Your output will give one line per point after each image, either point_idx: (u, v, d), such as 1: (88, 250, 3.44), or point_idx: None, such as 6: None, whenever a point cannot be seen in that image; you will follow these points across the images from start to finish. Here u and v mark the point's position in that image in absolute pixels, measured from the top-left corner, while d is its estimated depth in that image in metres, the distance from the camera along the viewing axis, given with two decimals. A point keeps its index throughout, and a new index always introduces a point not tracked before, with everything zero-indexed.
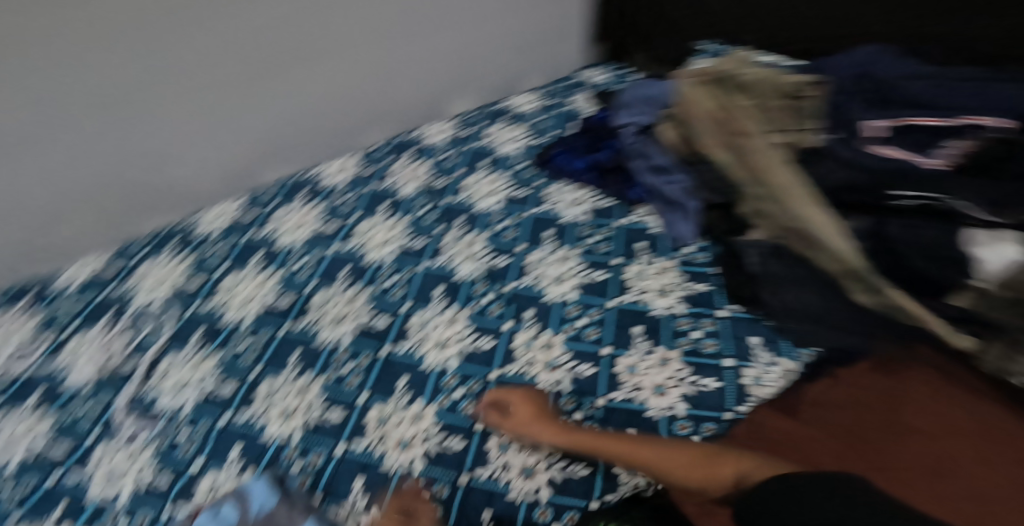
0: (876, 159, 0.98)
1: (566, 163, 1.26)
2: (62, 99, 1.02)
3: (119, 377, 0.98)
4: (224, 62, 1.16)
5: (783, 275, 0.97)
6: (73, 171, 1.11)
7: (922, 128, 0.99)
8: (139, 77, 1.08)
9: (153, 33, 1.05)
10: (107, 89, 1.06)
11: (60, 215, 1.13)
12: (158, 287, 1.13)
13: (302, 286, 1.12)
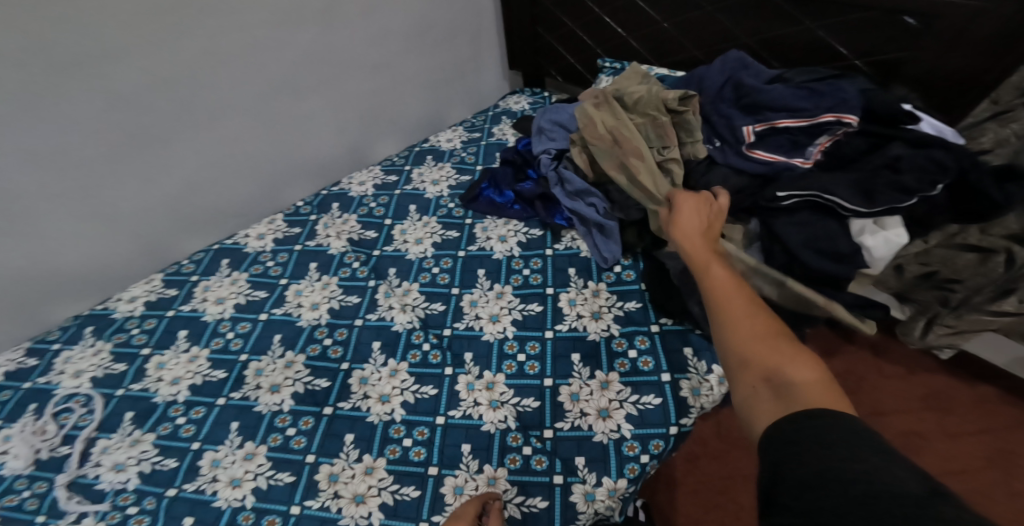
0: (755, 165, 1.01)
1: (492, 200, 1.26)
2: None
3: (52, 469, 0.96)
4: (101, 143, 1.07)
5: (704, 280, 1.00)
6: None
7: (791, 128, 1.00)
8: (21, 163, 1.01)
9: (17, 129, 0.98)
10: None
11: None
12: (83, 376, 1.08)
13: (240, 350, 1.09)
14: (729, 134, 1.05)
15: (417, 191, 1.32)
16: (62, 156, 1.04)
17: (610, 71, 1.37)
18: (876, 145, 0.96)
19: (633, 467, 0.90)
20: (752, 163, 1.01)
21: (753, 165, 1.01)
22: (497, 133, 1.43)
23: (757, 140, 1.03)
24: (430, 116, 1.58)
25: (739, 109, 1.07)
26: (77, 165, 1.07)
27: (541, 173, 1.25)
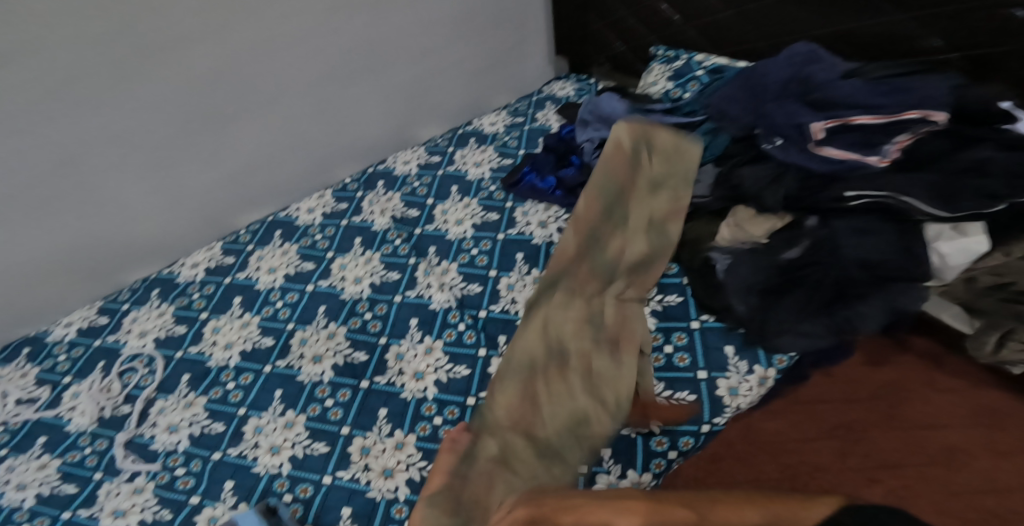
0: (829, 162, 0.94)
1: (533, 184, 1.24)
2: (22, 175, 1.05)
3: (116, 422, 1.04)
4: (170, 121, 1.15)
5: (745, 274, 0.96)
6: (53, 229, 1.14)
7: (868, 125, 0.93)
8: (98, 136, 1.09)
9: (95, 103, 1.06)
10: (62, 150, 1.07)
11: (47, 269, 1.16)
12: (147, 338, 1.16)
13: (287, 320, 1.14)
14: (794, 130, 0.98)
15: (461, 173, 1.32)
16: (135, 133, 1.12)
17: (664, 59, 1.35)
18: (960, 146, 0.88)
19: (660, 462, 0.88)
20: (821, 161, 0.94)
21: (822, 163, 0.94)
22: (541, 118, 1.41)
23: (828, 137, 0.95)
24: (475, 102, 1.58)
25: (805, 105, 0.99)
26: (149, 142, 1.15)
27: (584, 161, 1.22)
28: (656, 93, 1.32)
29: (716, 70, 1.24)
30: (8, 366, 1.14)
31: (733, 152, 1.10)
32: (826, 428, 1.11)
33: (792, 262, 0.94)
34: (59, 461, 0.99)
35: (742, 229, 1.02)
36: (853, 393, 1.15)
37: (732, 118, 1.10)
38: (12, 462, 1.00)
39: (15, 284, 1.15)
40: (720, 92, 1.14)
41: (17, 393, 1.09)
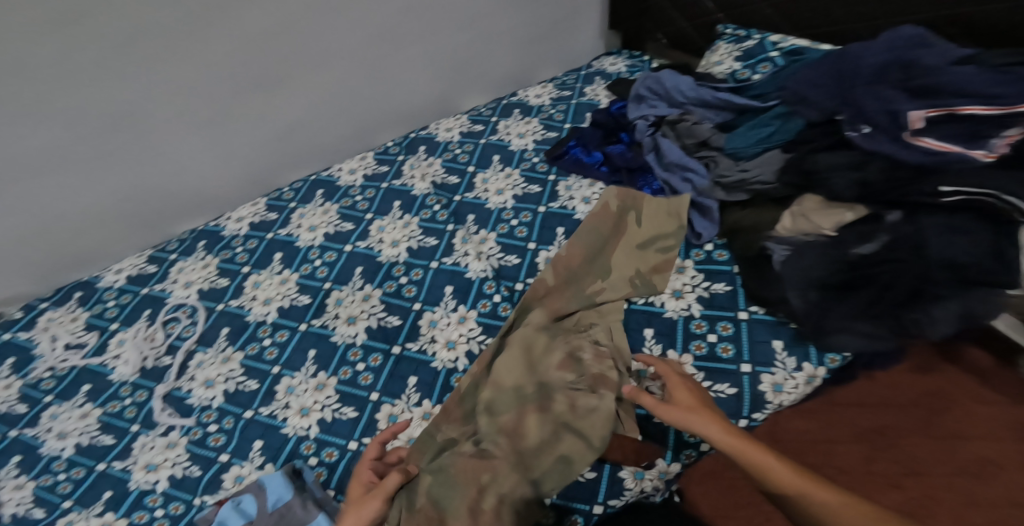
0: (923, 154, 0.88)
1: (579, 158, 1.20)
2: (80, 127, 1.06)
3: (157, 371, 1.06)
4: (227, 82, 1.15)
5: (807, 264, 0.93)
6: (106, 180, 1.15)
7: (977, 117, 0.86)
8: (155, 90, 1.09)
9: (154, 58, 1.06)
10: (123, 106, 1.08)
11: (98, 218, 1.18)
12: (192, 288, 1.17)
13: (325, 278, 1.14)
14: (888, 119, 0.92)
15: (505, 142, 1.29)
16: (190, 91, 1.13)
17: (733, 38, 1.27)
18: None
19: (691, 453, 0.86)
20: (915, 152, 0.89)
21: (917, 155, 0.89)
22: (590, 92, 1.36)
23: (926, 128, 0.89)
24: (520, 72, 1.53)
25: (903, 92, 0.93)
26: (205, 103, 1.16)
27: (635, 138, 1.21)
28: (720, 73, 1.24)
29: (793, 52, 1.15)
30: (59, 309, 1.17)
31: (805, 139, 1.03)
32: (857, 430, 1.00)
33: (866, 258, 0.90)
34: (100, 410, 1.02)
35: (807, 218, 0.98)
36: (895, 399, 1.04)
37: (811, 103, 1.02)
38: (58, 406, 1.03)
39: (68, 233, 1.17)
40: (801, 74, 1.05)
41: (67, 335, 1.12)
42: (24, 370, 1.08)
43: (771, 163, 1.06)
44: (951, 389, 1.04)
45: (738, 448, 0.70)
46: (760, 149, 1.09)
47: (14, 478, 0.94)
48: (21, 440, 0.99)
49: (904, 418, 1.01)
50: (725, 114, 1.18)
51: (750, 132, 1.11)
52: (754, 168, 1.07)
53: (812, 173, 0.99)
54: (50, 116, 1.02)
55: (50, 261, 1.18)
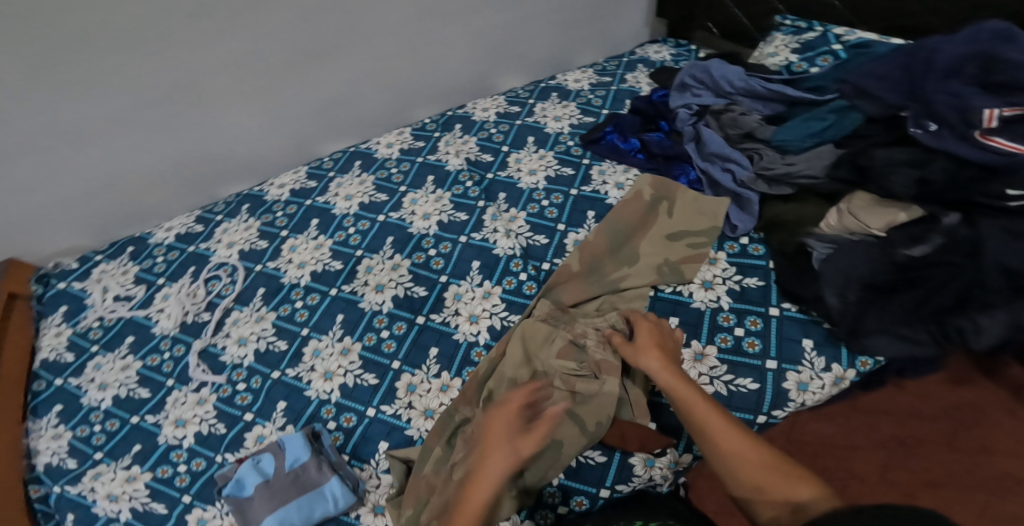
0: (993, 155, 0.81)
1: (614, 144, 1.18)
2: (141, 97, 1.09)
3: (193, 328, 1.10)
4: (280, 52, 1.15)
5: (851, 262, 0.88)
6: (155, 147, 1.17)
7: None
8: (213, 61, 1.11)
9: (216, 30, 1.07)
10: (182, 76, 1.10)
11: (148, 181, 1.21)
12: (233, 249, 1.19)
13: (358, 246, 1.15)
14: (958, 115, 0.85)
15: (541, 124, 1.28)
16: (247, 62, 1.14)
17: (791, 30, 1.22)
18: None
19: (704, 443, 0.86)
20: (984, 152, 0.82)
21: (986, 155, 0.82)
22: (630, 79, 1.34)
23: (1001, 126, 0.82)
24: (559, 56, 1.51)
25: (979, 88, 0.86)
26: (258, 70, 1.16)
27: (674, 127, 1.18)
28: (774, 64, 1.19)
29: (859, 45, 1.10)
30: (112, 263, 1.21)
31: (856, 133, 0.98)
32: (878, 438, 0.93)
33: (916, 260, 0.84)
34: (140, 363, 1.07)
35: (855, 217, 0.92)
36: (924, 410, 0.95)
37: (874, 96, 0.95)
38: (100, 357, 1.08)
39: (120, 196, 1.21)
40: (867, 65, 0.98)
41: (113, 289, 1.17)
42: (72, 320, 1.14)
43: (821, 157, 1.00)
44: (988, 403, 0.94)
45: (672, 381, 0.76)
46: (811, 144, 1.03)
47: (54, 427, 1.01)
48: (67, 387, 1.06)
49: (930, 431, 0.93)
50: (774, 106, 1.13)
51: (802, 126, 1.05)
52: (800, 162, 1.01)
53: (865, 169, 0.92)
54: (112, 83, 1.05)
55: (103, 220, 1.24)
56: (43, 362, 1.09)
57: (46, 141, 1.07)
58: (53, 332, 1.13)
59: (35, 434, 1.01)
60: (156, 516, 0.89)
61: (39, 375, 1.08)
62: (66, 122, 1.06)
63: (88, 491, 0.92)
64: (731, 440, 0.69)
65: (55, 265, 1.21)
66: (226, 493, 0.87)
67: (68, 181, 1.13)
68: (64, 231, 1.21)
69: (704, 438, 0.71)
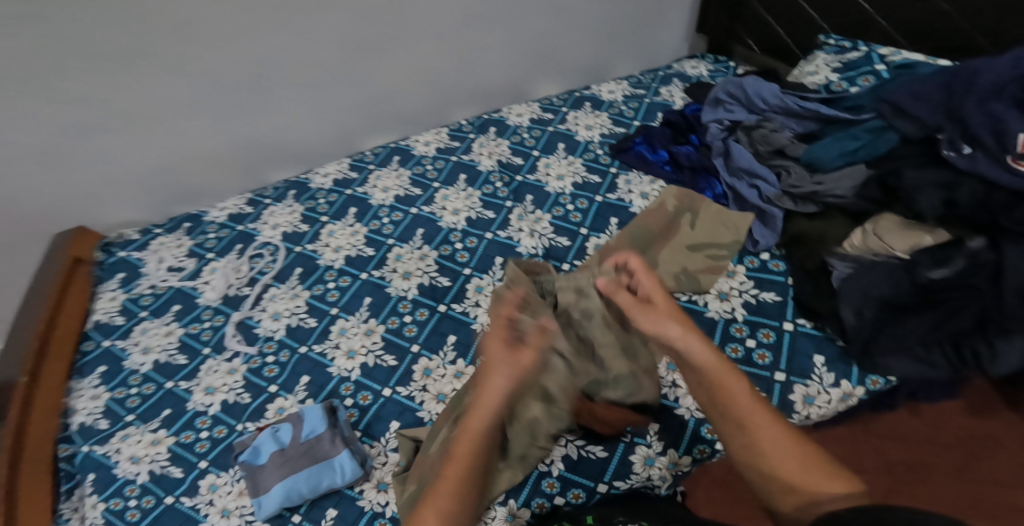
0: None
1: (642, 154, 1.20)
2: (210, 87, 1.19)
3: (231, 302, 1.18)
4: (332, 45, 1.24)
5: (871, 281, 0.88)
6: (217, 133, 1.27)
7: None
8: (277, 55, 1.20)
9: (283, 28, 1.17)
10: (249, 68, 1.19)
11: (206, 164, 1.31)
12: (277, 230, 1.27)
13: (390, 235, 1.22)
14: (992, 137, 0.83)
15: (573, 133, 1.33)
16: (306, 58, 1.23)
17: (836, 49, 1.19)
18: None
19: (703, 448, 0.88)
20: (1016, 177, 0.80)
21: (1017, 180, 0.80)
22: (665, 93, 1.37)
23: None
24: (594, 64, 1.56)
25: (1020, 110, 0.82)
26: (312, 65, 1.25)
27: (704, 141, 1.19)
28: (813, 83, 1.18)
29: (904, 66, 1.07)
30: (170, 236, 1.30)
31: (889, 154, 0.98)
32: (887, 462, 0.91)
33: (938, 283, 0.83)
34: (182, 330, 1.15)
35: (879, 238, 0.91)
36: (938, 438, 0.92)
37: (914, 117, 0.94)
38: (145, 324, 1.17)
39: (180, 177, 1.31)
40: (908, 84, 0.97)
41: (164, 261, 1.26)
42: (124, 288, 1.23)
43: (851, 177, 0.98)
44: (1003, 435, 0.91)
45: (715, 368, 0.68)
46: (843, 164, 1.02)
47: (94, 388, 1.09)
48: (112, 349, 1.14)
49: (940, 458, 0.90)
50: (809, 124, 1.11)
51: (836, 144, 1.03)
52: (829, 182, 1.00)
53: (896, 189, 0.92)
54: (187, 73, 1.15)
55: (163, 198, 1.34)
56: (94, 324, 1.18)
57: (122, 123, 1.17)
58: (107, 297, 1.22)
59: (77, 393, 1.09)
60: (172, 480, 0.95)
61: (90, 336, 1.17)
62: (143, 105, 1.16)
63: (112, 452, 0.99)
64: (770, 444, 0.63)
65: (118, 236, 1.31)
66: (242, 459, 0.94)
67: (136, 159, 1.24)
68: (127, 205, 1.32)
69: (738, 435, 0.65)
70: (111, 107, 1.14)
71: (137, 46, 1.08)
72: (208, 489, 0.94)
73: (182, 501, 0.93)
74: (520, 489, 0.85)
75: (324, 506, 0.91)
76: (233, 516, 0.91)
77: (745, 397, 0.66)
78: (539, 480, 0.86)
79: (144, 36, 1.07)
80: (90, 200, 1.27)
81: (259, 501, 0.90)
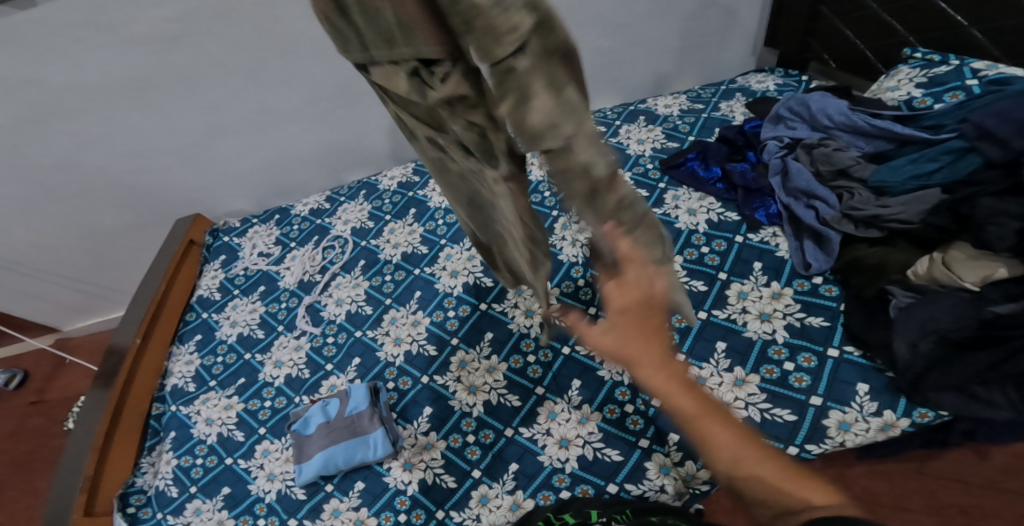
0: None
1: (694, 171, 1.14)
2: (306, 98, 1.31)
3: (303, 289, 1.30)
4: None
5: (933, 313, 0.79)
6: (296, 137, 1.39)
7: None
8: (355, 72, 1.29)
9: None
10: (335, 82, 1.29)
11: (287, 162, 1.45)
12: (348, 225, 1.39)
13: (444, 236, 1.28)
14: None
15: (622, 147, 1.26)
16: None
17: (921, 63, 1.09)
18: None
19: None
20: None
21: None
22: (724, 108, 1.28)
23: None
24: (657, 80, 1.48)
25: None
26: None
27: (761, 159, 1.13)
28: (893, 99, 1.09)
29: (999, 82, 0.97)
30: (263, 226, 1.47)
31: (979, 179, 0.86)
32: (935, 502, 0.86)
33: (1004, 319, 0.75)
34: (264, 308, 1.30)
35: (947, 268, 0.82)
36: (1002, 484, 0.85)
37: (998, 139, 0.84)
38: (235, 301, 1.33)
39: (270, 175, 1.47)
40: (995, 104, 0.86)
41: (257, 245, 1.43)
42: (224, 267, 1.41)
43: (923, 201, 0.89)
44: None
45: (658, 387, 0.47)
46: (913, 187, 0.93)
47: (189, 354, 1.26)
48: (206, 320, 1.31)
49: (1001, 508, 0.83)
50: (879, 142, 1.02)
51: (909, 165, 0.94)
52: (896, 205, 0.91)
53: (968, 217, 0.83)
54: (271, 86, 1.27)
55: (260, 191, 1.52)
56: (198, 296, 1.36)
57: (221, 128, 1.33)
58: (211, 273, 1.40)
59: (176, 357, 1.26)
60: (234, 443, 1.08)
61: (196, 305, 1.35)
62: (239, 116, 1.31)
63: (193, 413, 1.15)
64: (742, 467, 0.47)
65: (225, 223, 1.50)
66: (294, 427, 1.03)
67: (243, 161, 1.42)
68: (233, 195, 1.51)
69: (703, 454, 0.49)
70: (211, 117, 1.30)
71: (226, 61, 1.20)
72: (262, 453, 1.05)
73: (239, 463, 1.05)
74: (529, 483, 0.89)
75: (354, 479, 0.97)
76: (276, 480, 1.01)
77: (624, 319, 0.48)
78: (551, 476, 0.89)
79: (233, 48, 1.18)
80: (208, 192, 1.48)
81: (300, 468, 0.98)
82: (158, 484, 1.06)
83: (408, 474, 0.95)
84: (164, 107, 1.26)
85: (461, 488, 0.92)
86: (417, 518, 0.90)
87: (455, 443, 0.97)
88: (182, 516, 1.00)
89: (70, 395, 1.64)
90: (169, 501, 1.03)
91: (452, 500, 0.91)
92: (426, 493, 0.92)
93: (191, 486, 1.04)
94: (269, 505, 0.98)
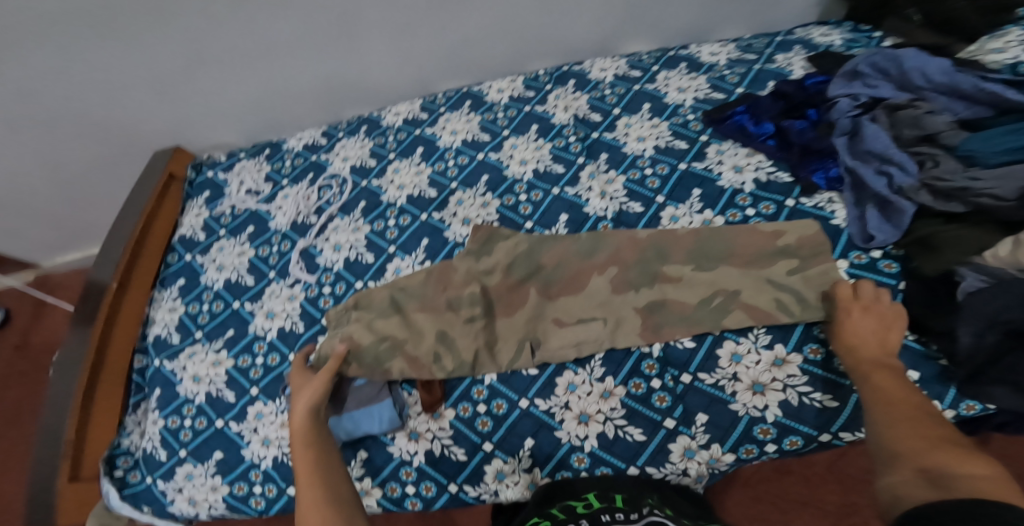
0: None
1: (743, 126, 1.03)
2: (303, 24, 1.15)
3: (297, 232, 1.18)
4: None
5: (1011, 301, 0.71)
6: (290, 70, 1.24)
7: None
8: None
9: None
10: (338, 6, 1.13)
11: (275, 94, 1.28)
12: (347, 163, 1.26)
13: (455, 178, 1.14)
14: None
15: (661, 94, 1.13)
16: None
17: None
18: None
19: (751, 450, 0.80)
20: None
21: None
22: (780, 60, 1.15)
23: None
24: (700, 19, 1.31)
25: None
26: (396, 6, 1.15)
27: (825, 117, 1.01)
28: (995, 62, 0.97)
29: None
30: (252, 161, 1.33)
31: None
32: None
33: None
34: (253, 252, 1.18)
35: None
36: None
37: None
38: (222, 243, 1.21)
39: (259, 107, 1.31)
40: None
41: (248, 182, 1.29)
42: (210, 205, 1.28)
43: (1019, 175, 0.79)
44: None
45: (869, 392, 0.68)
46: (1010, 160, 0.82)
47: (172, 300, 1.15)
48: (192, 264, 1.19)
49: None
50: (975, 110, 0.91)
51: (1008, 136, 0.83)
52: (988, 178, 0.80)
53: None
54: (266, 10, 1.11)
55: (248, 123, 1.35)
56: (182, 235, 1.24)
57: (201, 55, 1.16)
58: (194, 212, 1.27)
59: (157, 303, 1.15)
60: (224, 404, 1.00)
61: (183, 244, 1.23)
62: (227, 43, 1.15)
63: (178, 369, 1.05)
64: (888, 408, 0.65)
65: (210, 156, 1.36)
66: None
67: (231, 92, 1.26)
68: (216, 127, 1.35)
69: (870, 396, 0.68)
70: (189, 40, 1.13)
71: None
72: (255, 416, 0.97)
73: (231, 426, 0.97)
74: (547, 461, 0.85)
75: (357, 447, 0.91)
76: (272, 446, 0.94)
77: (871, 342, 0.74)
78: (568, 455, 0.84)
79: None
80: (188, 124, 1.32)
81: None
82: (145, 446, 0.99)
83: (414, 444, 0.89)
84: (135, 25, 1.09)
85: (471, 462, 0.87)
86: (426, 491, 0.87)
87: (463, 413, 0.89)
88: (173, 480, 0.95)
89: (53, 339, 1.55)
90: (157, 465, 0.96)
91: (464, 474, 0.86)
92: (434, 465, 0.88)
93: (180, 449, 0.97)
94: (266, 472, 0.93)
